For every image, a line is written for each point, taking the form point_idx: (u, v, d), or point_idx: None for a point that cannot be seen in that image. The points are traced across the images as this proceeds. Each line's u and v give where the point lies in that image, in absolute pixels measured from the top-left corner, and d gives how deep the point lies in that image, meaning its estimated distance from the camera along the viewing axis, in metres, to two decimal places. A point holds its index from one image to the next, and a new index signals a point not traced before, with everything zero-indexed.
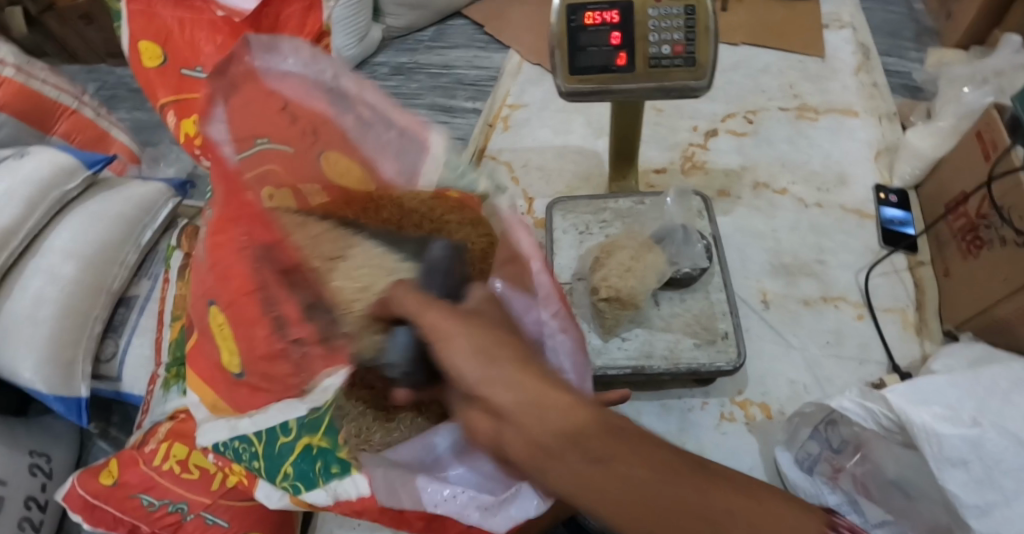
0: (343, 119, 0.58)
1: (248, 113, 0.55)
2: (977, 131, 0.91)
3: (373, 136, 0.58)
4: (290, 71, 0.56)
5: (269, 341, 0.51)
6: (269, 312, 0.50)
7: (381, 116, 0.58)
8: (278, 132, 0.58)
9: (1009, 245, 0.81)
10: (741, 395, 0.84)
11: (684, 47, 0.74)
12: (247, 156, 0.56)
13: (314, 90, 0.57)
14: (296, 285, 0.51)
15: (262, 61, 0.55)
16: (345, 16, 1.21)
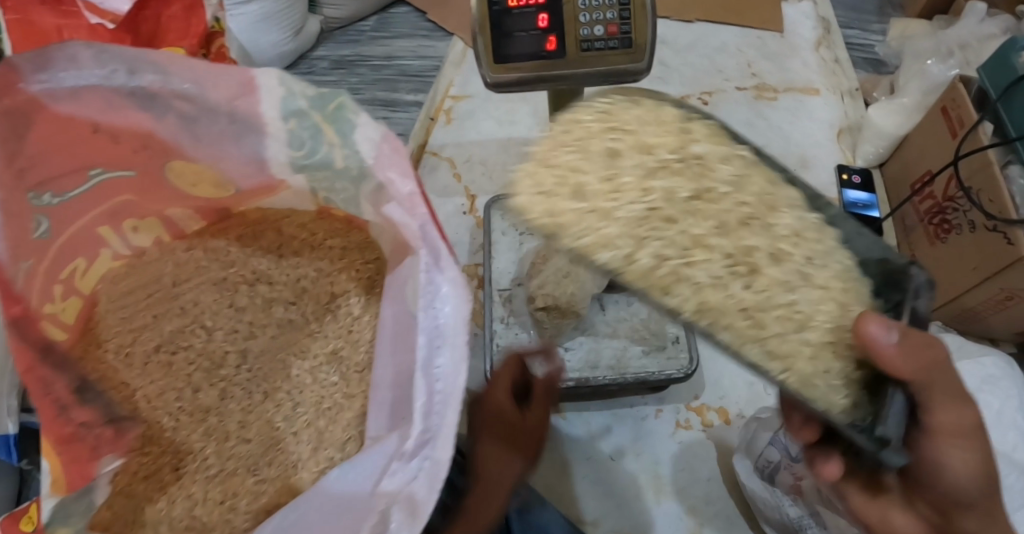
0: (161, 120, 0.49)
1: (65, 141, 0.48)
2: (943, 106, 0.85)
3: (204, 131, 0.49)
4: (83, 82, 0.45)
5: (60, 424, 0.45)
6: (51, 394, 0.44)
7: (203, 104, 0.47)
8: (108, 156, 0.51)
9: (978, 230, 0.76)
10: (698, 399, 0.78)
11: (617, 28, 0.68)
12: (72, 198, 0.51)
13: (117, 95, 0.46)
14: (60, 365, 0.46)
15: (41, 80, 0.43)
16: (277, 10, 1.12)
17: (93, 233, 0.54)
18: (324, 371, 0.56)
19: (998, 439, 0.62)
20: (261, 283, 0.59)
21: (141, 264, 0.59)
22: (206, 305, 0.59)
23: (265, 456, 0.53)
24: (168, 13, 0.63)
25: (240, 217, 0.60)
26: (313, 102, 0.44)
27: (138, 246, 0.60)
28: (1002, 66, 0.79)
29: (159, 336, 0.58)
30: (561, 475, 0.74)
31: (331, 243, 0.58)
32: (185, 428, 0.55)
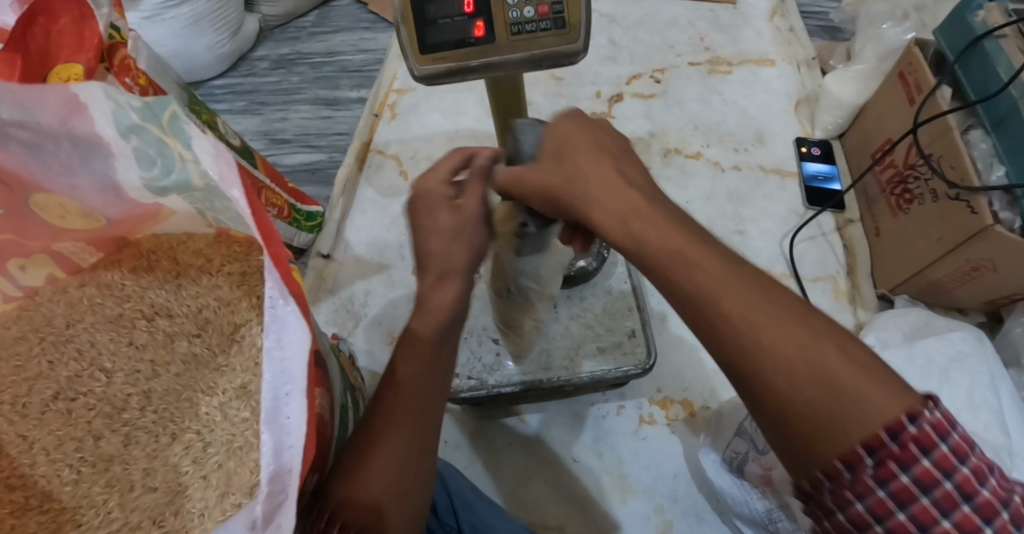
0: (5, 150, 0.36)
1: None
2: (899, 72, 0.82)
3: (54, 159, 0.37)
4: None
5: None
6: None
7: (43, 130, 0.35)
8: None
9: (941, 199, 0.73)
10: (661, 392, 0.75)
11: (547, 7, 0.63)
12: None
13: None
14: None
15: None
16: (208, 12, 1.05)
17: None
18: (233, 407, 0.43)
19: (970, 421, 0.59)
20: (161, 317, 0.47)
21: (33, 308, 0.47)
22: (103, 346, 0.46)
23: (173, 506, 0.41)
24: (57, 27, 0.56)
25: (136, 246, 0.47)
26: (143, 114, 0.34)
27: (29, 286, 0.47)
28: (958, 28, 0.76)
29: (56, 383, 0.45)
30: (521, 480, 0.71)
31: (230, 268, 0.46)
32: (86, 484, 0.42)
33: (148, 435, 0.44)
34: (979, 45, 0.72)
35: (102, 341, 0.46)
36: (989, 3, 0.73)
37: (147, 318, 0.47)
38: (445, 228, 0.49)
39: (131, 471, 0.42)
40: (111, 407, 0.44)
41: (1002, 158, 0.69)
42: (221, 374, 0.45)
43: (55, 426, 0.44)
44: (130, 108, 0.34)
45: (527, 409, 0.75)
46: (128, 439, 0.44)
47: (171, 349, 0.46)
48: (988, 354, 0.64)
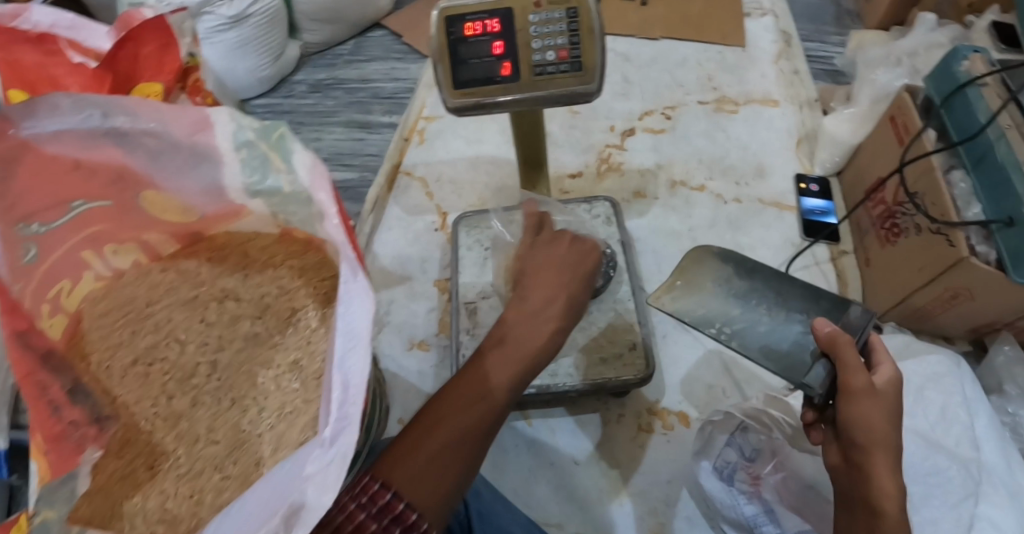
0: (134, 155, 0.46)
1: (48, 182, 0.46)
2: (890, 115, 0.88)
3: (172, 163, 0.47)
4: (63, 126, 0.43)
5: (49, 423, 0.42)
6: (47, 397, 0.42)
7: (170, 141, 0.45)
8: (88, 192, 0.48)
9: (924, 233, 0.79)
10: (660, 403, 0.81)
11: (567, 52, 0.71)
12: (57, 227, 0.48)
13: (91, 135, 0.44)
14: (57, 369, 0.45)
15: (29, 127, 0.42)
16: (254, 37, 1.16)
17: (74, 259, 0.51)
18: (286, 379, 0.51)
19: (940, 434, 0.65)
20: (229, 299, 0.55)
21: (118, 287, 0.55)
22: (178, 322, 0.54)
23: (233, 457, 0.48)
24: (142, 52, 0.66)
25: (211, 242, 0.56)
26: (258, 133, 0.43)
27: (117, 269, 0.55)
28: (944, 75, 0.83)
29: (137, 350, 0.53)
30: (525, 479, 0.77)
31: (291, 263, 0.54)
32: (158, 434, 0.50)
33: (214, 398, 0.51)
34: (962, 92, 0.79)
35: (179, 319, 0.55)
36: (973, 54, 0.80)
37: (217, 302, 0.55)
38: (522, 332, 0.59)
39: (197, 427, 0.50)
40: (184, 373, 0.52)
41: (980, 196, 0.75)
42: (277, 350, 0.53)
43: (133, 384, 0.52)
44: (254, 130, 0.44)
45: (534, 414, 0.81)
46: (196, 400, 0.51)
47: (235, 330, 0.54)
48: (963, 375, 0.70)
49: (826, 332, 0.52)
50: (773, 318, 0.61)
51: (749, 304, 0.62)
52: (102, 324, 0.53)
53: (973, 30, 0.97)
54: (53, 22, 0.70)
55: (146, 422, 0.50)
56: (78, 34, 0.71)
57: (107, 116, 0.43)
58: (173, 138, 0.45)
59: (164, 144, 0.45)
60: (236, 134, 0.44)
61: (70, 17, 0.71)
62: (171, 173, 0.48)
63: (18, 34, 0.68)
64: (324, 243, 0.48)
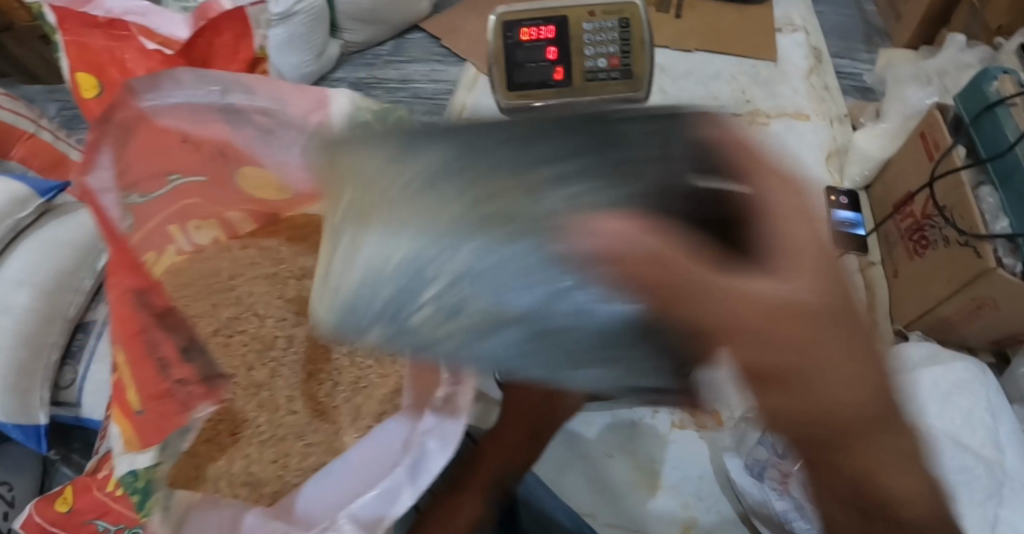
0: (241, 132, 0.55)
1: (161, 154, 0.54)
2: (920, 131, 0.91)
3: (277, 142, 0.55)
4: (179, 100, 0.52)
5: (158, 379, 0.46)
6: (155, 355, 0.47)
7: (281, 119, 0.55)
8: (187, 164, 0.56)
9: (952, 245, 0.82)
10: (692, 401, 0.84)
11: (619, 59, 0.74)
12: (152, 199, 0.54)
13: (209, 110, 0.53)
14: (173, 326, 0.49)
15: (150, 100, 0.50)
16: (299, 34, 1.20)
17: (164, 232, 0.58)
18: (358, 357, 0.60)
19: (968, 437, 0.67)
20: (306, 280, 0.62)
21: (200, 260, 0.62)
22: (258, 296, 0.61)
23: (316, 424, 0.58)
24: (219, 41, 0.69)
25: (288, 223, 0.64)
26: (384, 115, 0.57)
27: (200, 245, 0.63)
28: (974, 94, 0.85)
29: (219, 320, 0.60)
30: (561, 469, 0.80)
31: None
32: (241, 401, 0.59)
33: (292, 368, 0.60)
34: (992, 111, 0.81)
35: (256, 294, 0.62)
36: (1003, 74, 0.82)
37: (291, 282, 0.62)
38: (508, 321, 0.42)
39: (282, 396, 0.59)
40: (268, 345, 0.60)
41: (1008, 211, 0.78)
42: None
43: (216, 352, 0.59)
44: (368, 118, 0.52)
45: None
46: (278, 372, 0.60)
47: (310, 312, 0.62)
48: (987, 382, 0.72)
49: None
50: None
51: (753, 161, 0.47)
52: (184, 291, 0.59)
53: (1002, 51, 1.00)
54: (126, 10, 0.72)
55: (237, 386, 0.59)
56: (151, 21, 0.72)
57: (226, 95, 0.53)
58: (287, 115, 0.55)
59: (274, 122, 0.55)
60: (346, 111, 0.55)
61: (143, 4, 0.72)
62: (271, 152, 0.56)
63: (89, 18, 0.70)
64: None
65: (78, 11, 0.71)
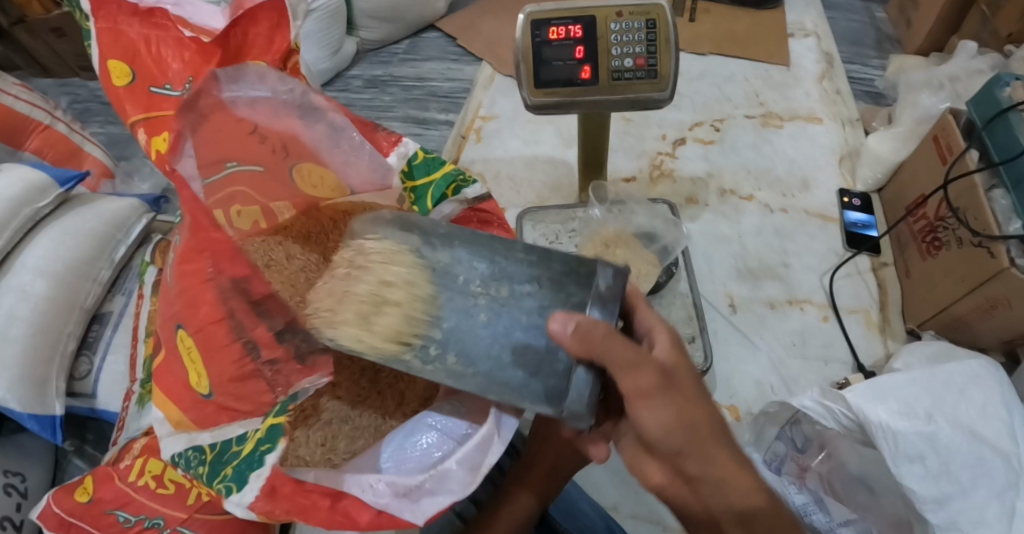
0: (310, 130, 0.54)
1: (225, 140, 0.51)
2: (934, 135, 0.93)
3: (345, 142, 0.55)
4: (261, 95, 0.51)
5: (239, 364, 0.46)
6: (241, 339, 0.46)
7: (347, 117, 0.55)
8: (249, 154, 0.52)
9: (965, 246, 0.83)
10: (710, 397, 0.85)
11: (645, 59, 0.76)
12: (214, 182, 0.50)
13: (284, 105, 0.52)
14: (267, 313, 0.48)
15: (231, 90, 0.50)
16: (317, 30, 1.21)
17: (210, 213, 0.50)
18: None
19: (983, 429, 0.69)
20: None
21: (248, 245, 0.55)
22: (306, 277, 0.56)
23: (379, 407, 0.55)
24: (254, 30, 0.69)
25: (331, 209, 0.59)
26: None
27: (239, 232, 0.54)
28: (987, 100, 0.87)
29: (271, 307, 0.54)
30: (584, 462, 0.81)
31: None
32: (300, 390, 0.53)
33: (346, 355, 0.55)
34: (1004, 116, 0.83)
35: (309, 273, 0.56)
36: (1015, 80, 0.84)
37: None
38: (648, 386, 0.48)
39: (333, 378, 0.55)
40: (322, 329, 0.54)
41: (1020, 213, 0.79)
42: None
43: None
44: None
45: None
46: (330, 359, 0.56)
47: None
48: (1002, 379, 0.74)
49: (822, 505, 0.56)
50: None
51: None
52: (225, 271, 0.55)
53: (1013, 58, 1.02)
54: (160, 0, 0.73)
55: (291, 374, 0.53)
56: (185, 12, 0.73)
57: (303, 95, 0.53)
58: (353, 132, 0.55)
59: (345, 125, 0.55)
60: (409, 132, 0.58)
61: None
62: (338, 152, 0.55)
63: (125, 6, 0.71)
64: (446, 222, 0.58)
65: None
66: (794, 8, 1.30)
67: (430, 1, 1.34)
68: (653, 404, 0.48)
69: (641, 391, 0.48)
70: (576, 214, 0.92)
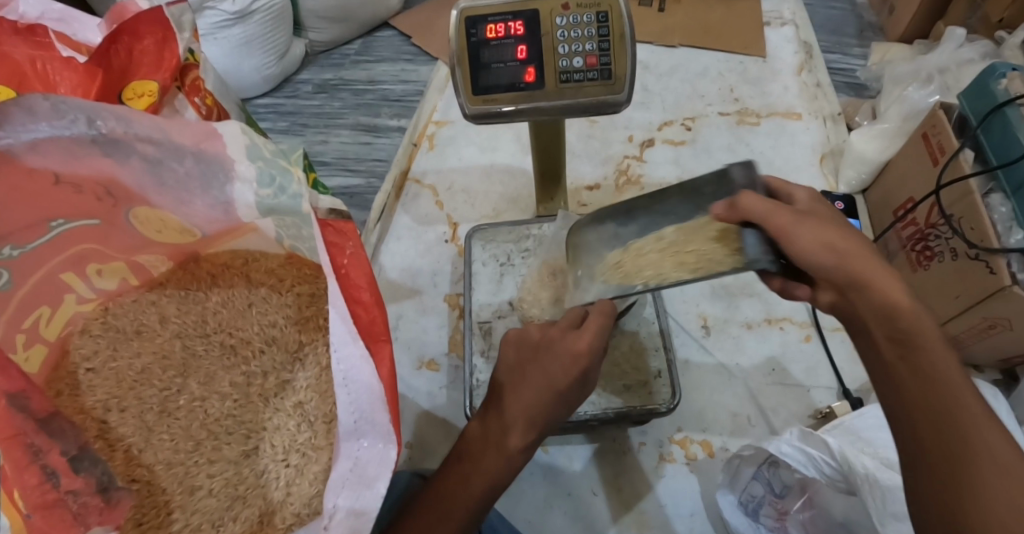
0: (129, 166, 0.43)
1: (21, 206, 0.42)
2: (923, 133, 0.84)
3: (170, 177, 0.44)
4: (41, 134, 0.39)
5: (41, 491, 0.37)
6: (39, 461, 0.37)
7: (170, 147, 0.42)
8: (73, 207, 0.45)
9: (961, 258, 0.75)
10: (681, 432, 0.77)
11: (596, 60, 0.67)
12: (30, 250, 0.44)
13: (78, 144, 0.40)
14: (59, 432, 0.40)
15: (0, 136, 0.38)
16: (259, 34, 1.11)
17: (56, 281, 0.48)
18: (294, 423, 0.49)
19: None
20: (234, 332, 0.53)
21: (115, 308, 0.53)
22: (174, 350, 0.53)
23: (244, 511, 0.46)
24: (140, 47, 0.61)
25: (209, 262, 0.53)
26: (278, 155, 0.44)
27: (103, 291, 0.52)
28: (981, 93, 0.78)
29: (149, 402, 0.51)
30: (541, 510, 0.73)
31: (300, 289, 0.52)
32: (159, 483, 0.47)
33: (214, 436, 0.50)
34: (1002, 114, 0.74)
35: (181, 345, 0.53)
36: (1013, 72, 0.75)
37: (226, 341, 0.53)
38: (791, 219, 0.46)
39: (202, 475, 0.48)
40: (190, 406, 0.51)
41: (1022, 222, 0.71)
42: (288, 388, 0.51)
43: (133, 413, 0.50)
44: (268, 152, 0.44)
45: (551, 441, 0.77)
46: (198, 450, 0.49)
47: (239, 367, 0.52)
48: (1001, 409, 0.67)
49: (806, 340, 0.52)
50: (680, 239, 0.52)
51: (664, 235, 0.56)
52: (87, 341, 0.51)
53: (1005, 46, 0.93)
54: (42, 14, 0.64)
55: (147, 466, 0.48)
56: (69, 27, 0.64)
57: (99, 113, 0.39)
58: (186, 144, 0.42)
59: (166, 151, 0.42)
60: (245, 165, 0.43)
61: (60, 8, 0.65)
62: (174, 190, 0.45)
63: (6, 23, 0.60)
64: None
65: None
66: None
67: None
68: (813, 229, 0.45)
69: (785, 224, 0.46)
70: (530, 231, 0.83)
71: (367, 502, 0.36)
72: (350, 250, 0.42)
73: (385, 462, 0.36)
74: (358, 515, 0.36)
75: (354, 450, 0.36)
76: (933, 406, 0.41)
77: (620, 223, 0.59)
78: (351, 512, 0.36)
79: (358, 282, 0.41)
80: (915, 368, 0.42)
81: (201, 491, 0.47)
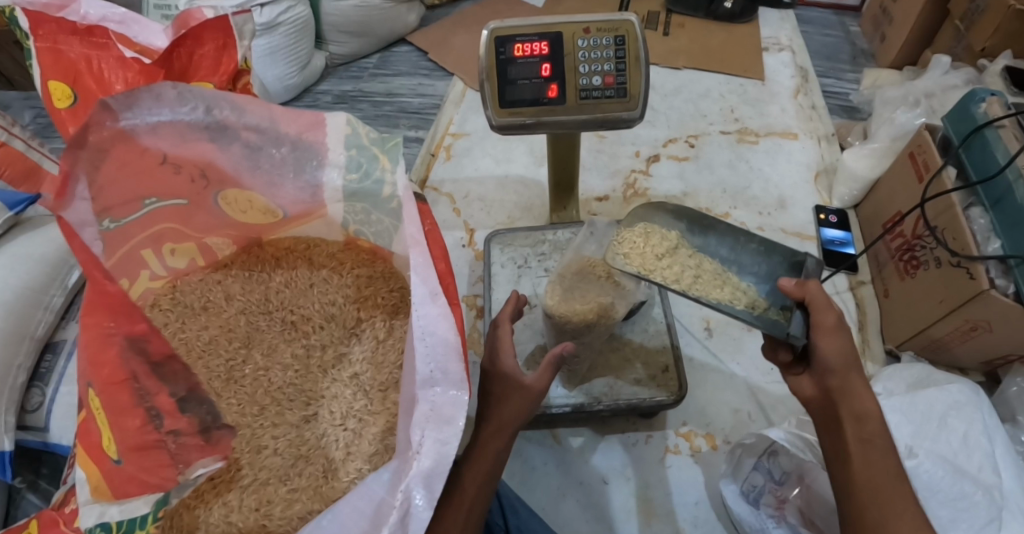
0: (225, 152, 0.53)
1: (136, 179, 0.52)
2: (911, 152, 0.91)
3: (265, 161, 0.53)
4: (163, 119, 0.50)
5: (141, 432, 0.44)
6: (144, 405, 0.44)
7: (270, 135, 0.51)
8: (167, 189, 0.55)
9: (943, 266, 0.81)
10: (686, 425, 0.82)
11: (615, 79, 0.72)
12: (127, 224, 0.54)
13: (192, 129, 0.51)
14: (170, 377, 0.46)
15: (129, 118, 0.48)
16: (284, 45, 1.17)
17: (137, 256, 0.58)
18: (350, 390, 0.57)
19: (964, 461, 0.67)
20: (294, 312, 0.61)
21: (181, 286, 0.62)
22: (238, 326, 0.61)
23: (304, 466, 0.53)
24: (200, 51, 0.67)
25: (271, 247, 0.64)
26: (377, 142, 0.51)
27: (173, 270, 0.62)
28: (963, 116, 0.85)
29: (217, 369, 0.58)
30: (555, 499, 0.78)
31: (359, 272, 0.61)
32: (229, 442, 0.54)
33: (277, 401, 0.57)
34: (981, 135, 0.81)
35: (244, 322, 0.61)
36: (991, 97, 0.82)
37: (288, 318, 0.61)
38: (845, 352, 0.58)
39: (267, 436, 0.55)
40: (254, 375, 0.58)
41: (1000, 233, 0.77)
42: (344, 362, 0.58)
43: (203, 379, 0.58)
44: (365, 140, 0.51)
45: (563, 430, 0.82)
46: (261, 413, 0.56)
47: (298, 341, 0.60)
48: (982, 404, 0.73)
49: (794, 286, 0.59)
50: (721, 277, 0.64)
51: (701, 258, 0.66)
52: (157, 314, 0.61)
53: (987, 73, 1.00)
54: (103, 17, 0.68)
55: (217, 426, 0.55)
56: (129, 30, 0.68)
57: (213, 109, 0.50)
58: (277, 134, 0.51)
59: (260, 138, 0.52)
60: (340, 152, 0.51)
61: (122, 12, 0.68)
62: (258, 173, 0.55)
63: (67, 25, 0.66)
64: (394, 252, 0.57)
65: (53, 15, 0.66)
66: (767, 24, 1.29)
67: (401, 15, 1.30)
68: (831, 337, 0.58)
69: (826, 327, 0.57)
70: (545, 237, 0.89)
71: (450, 434, 0.41)
72: (427, 226, 0.49)
73: (459, 403, 0.42)
74: (442, 444, 0.41)
75: (429, 396, 0.42)
76: (870, 472, 0.55)
77: (688, 230, 0.68)
78: (437, 443, 0.41)
79: (436, 254, 0.48)
80: (864, 446, 0.56)
81: (267, 450, 0.54)
